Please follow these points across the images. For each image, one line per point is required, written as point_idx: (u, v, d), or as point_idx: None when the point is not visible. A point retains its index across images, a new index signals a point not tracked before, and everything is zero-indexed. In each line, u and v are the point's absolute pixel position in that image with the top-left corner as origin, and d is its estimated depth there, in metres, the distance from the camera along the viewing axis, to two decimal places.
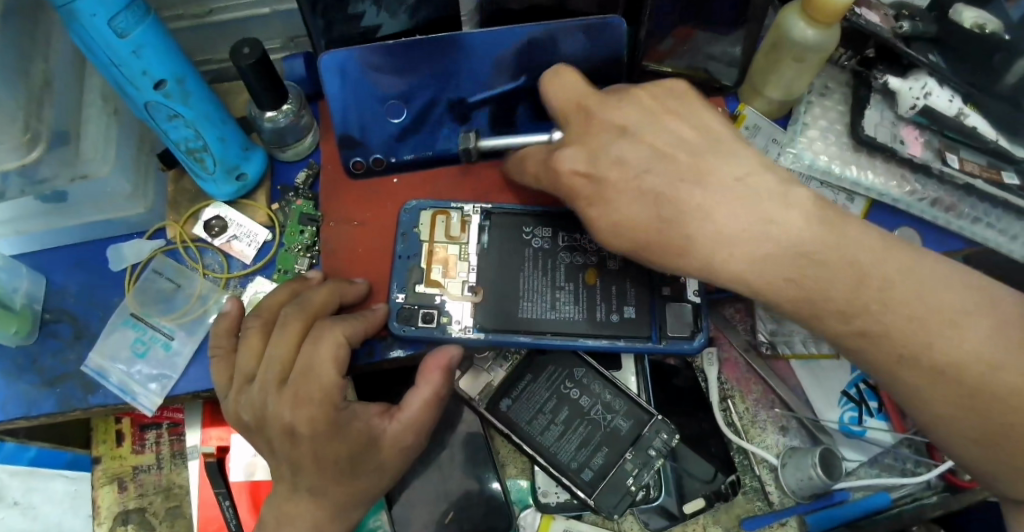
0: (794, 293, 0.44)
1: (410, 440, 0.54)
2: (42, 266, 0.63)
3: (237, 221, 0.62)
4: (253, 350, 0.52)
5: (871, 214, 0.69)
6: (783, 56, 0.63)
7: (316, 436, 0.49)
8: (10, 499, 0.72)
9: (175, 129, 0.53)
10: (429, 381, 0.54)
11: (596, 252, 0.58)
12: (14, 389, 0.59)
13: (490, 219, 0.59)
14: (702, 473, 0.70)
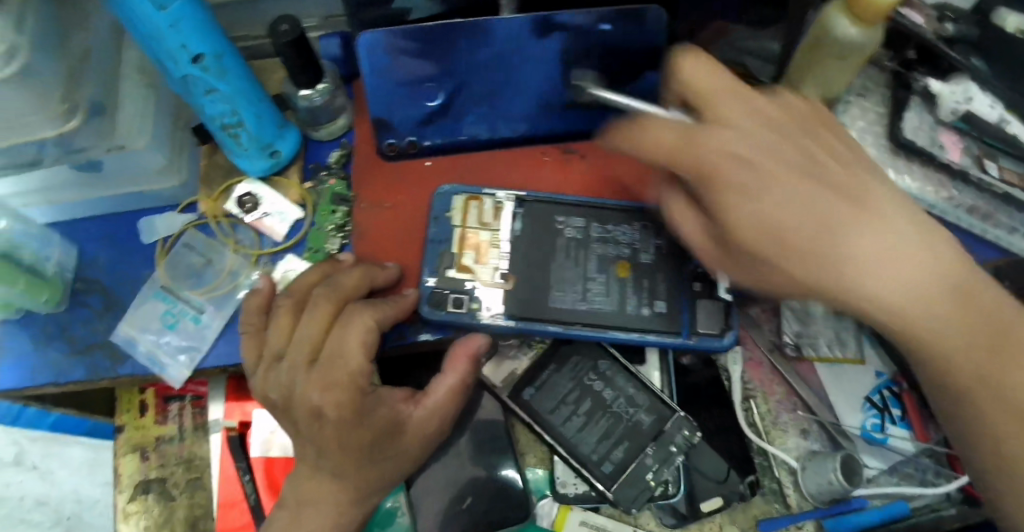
0: (932, 328, 0.42)
1: (434, 426, 0.54)
2: (74, 237, 0.63)
3: (268, 199, 0.61)
4: (283, 329, 0.52)
5: None
6: (824, 55, 0.61)
7: (342, 422, 0.49)
8: (28, 463, 0.71)
9: (211, 105, 0.53)
10: (456, 369, 0.54)
11: (629, 245, 0.58)
12: (44, 357, 0.59)
13: (523, 207, 0.59)
14: (714, 472, 0.70)
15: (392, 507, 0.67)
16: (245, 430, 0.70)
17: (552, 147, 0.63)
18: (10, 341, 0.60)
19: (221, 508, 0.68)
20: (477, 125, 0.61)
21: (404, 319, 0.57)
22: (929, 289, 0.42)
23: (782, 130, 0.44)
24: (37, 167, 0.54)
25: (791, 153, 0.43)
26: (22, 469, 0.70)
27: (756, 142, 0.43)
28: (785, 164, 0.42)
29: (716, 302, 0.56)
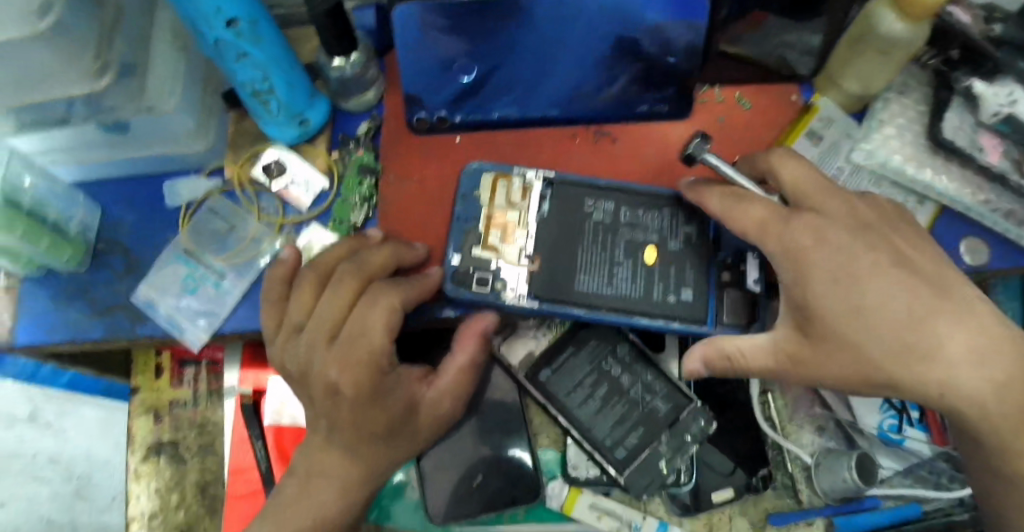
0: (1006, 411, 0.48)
1: (447, 407, 0.54)
2: (97, 197, 0.63)
3: (294, 167, 0.60)
4: (305, 301, 0.52)
5: (936, 225, 0.65)
6: (867, 49, 0.57)
7: (357, 400, 0.50)
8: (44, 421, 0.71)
9: (243, 70, 0.52)
10: (466, 349, 0.54)
11: (657, 231, 0.57)
12: (65, 316, 0.60)
13: (552, 188, 0.57)
14: (720, 465, 0.70)
15: (401, 483, 0.69)
16: (259, 398, 0.70)
17: (582, 128, 0.62)
18: (30, 299, 0.60)
19: (231, 474, 0.69)
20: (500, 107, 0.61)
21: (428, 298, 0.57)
22: (996, 340, 0.48)
23: (866, 222, 0.50)
24: (66, 125, 0.54)
25: (876, 243, 0.49)
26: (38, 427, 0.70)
27: (844, 237, 0.48)
28: (852, 236, 0.48)
29: (744, 293, 0.55)
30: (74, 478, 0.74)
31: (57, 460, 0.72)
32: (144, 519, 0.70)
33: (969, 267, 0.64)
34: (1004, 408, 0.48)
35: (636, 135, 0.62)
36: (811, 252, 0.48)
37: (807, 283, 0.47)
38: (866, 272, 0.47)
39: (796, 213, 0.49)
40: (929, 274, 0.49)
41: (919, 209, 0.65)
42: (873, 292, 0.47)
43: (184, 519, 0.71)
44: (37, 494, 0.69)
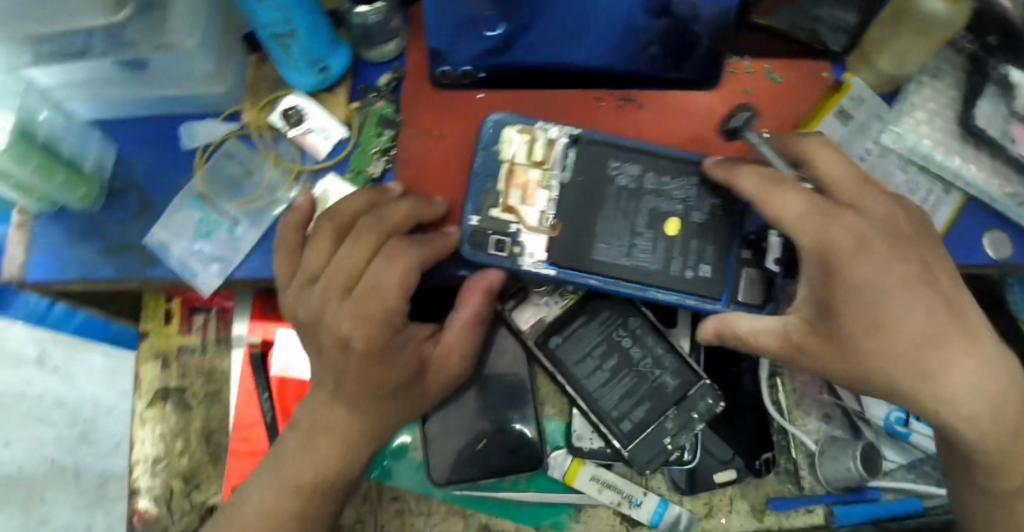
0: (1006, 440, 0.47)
1: (454, 368, 0.54)
2: (114, 136, 0.62)
3: (313, 115, 0.59)
4: (321, 253, 0.51)
5: (952, 232, 0.61)
6: (903, 29, 0.54)
7: (369, 354, 0.49)
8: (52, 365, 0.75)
9: (265, 12, 0.51)
10: (468, 303, 0.53)
11: (682, 200, 0.55)
12: (76, 254, 0.59)
13: (576, 145, 0.56)
14: (721, 453, 0.69)
15: (404, 447, 0.69)
16: (268, 350, 0.70)
17: (607, 92, 0.61)
18: (43, 235, 0.60)
19: (237, 429, 0.69)
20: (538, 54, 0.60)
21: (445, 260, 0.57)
22: (1000, 367, 0.47)
23: (894, 237, 0.48)
24: (84, 58, 0.53)
25: (907, 256, 0.47)
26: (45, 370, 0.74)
27: (884, 250, 0.47)
28: (888, 243, 0.47)
29: (762, 271, 0.55)
30: (80, 422, 0.77)
31: (64, 403, 0.75)
32: (148, 462, 0.70)
33: (992, 260, 0.61)
34: (1007, 427, 0.46)
35: (664, 103, 0.60)
36: (842, 260, 0.46)
37: (833, 288, 0.46)
38: (889, 287, 0.46)
39: (837, 212, 0.47)
40: (948, 291, 0.47)
41: (944, 201, 0.61)
42: (892, 306, 0.46)
43: (188, 464, 0.71)
44: (43, 436, 0.73)
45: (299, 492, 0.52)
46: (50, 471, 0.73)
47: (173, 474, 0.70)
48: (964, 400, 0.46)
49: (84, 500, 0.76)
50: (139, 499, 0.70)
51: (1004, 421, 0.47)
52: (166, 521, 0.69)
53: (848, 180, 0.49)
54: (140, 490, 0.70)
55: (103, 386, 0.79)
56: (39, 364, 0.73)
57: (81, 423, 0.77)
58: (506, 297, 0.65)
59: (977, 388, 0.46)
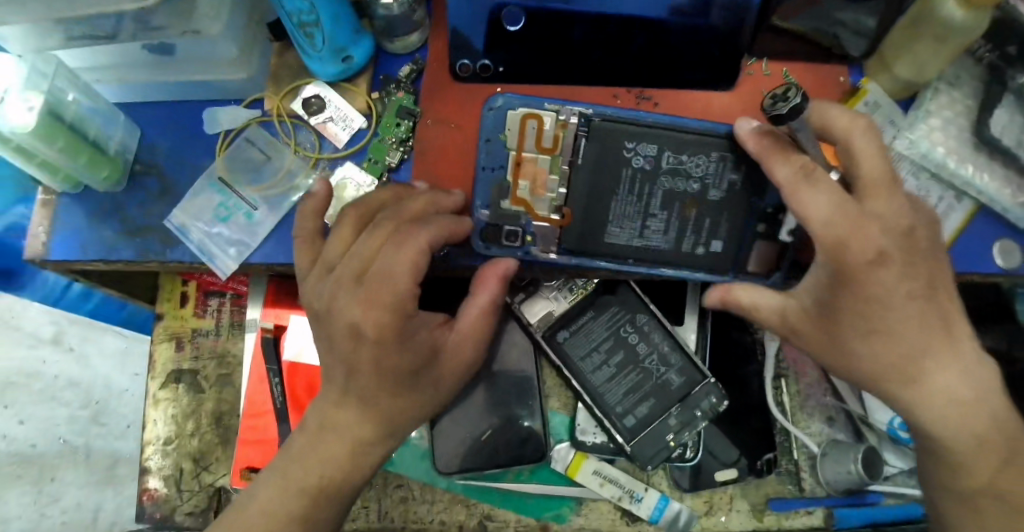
0: (996, 448, 0.47)
1: (467, 352, 0.55)
2: (138, 119, 0.63)
3: (335, 104, 0.61)
4: (343, 239, 0.52)
5: (957, 245, 0.61)
6: (921, 33, 0.55)
7: (383, 343, 0.50)
8: (67, 344, 0.82)
9: (292, 0, 0.52)
10: (486, 288, 0.54)
11: (700, 179, 0.55)
12: (98, 233, 0.61)
13: (589, 126, 0.54)
14: (726, 456, 0.69)
15: (416, 442, 0.69)
16: (281, 334, 0.71)
17: (624, 90, 0.62)
18: (66, 214, 0.61)
19: (246, 420, 0.70)
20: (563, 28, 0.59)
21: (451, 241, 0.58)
22: (987, 384, 0.48)
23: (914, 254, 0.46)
24: (113, 41, 0.55)
25: (916, 273, 0.46)
26: (60, 349, 0.81)
27: (897, 269, 0.45)
28: (906, 257, 0.46)
29: (773, 244, 0.56)
30: (93, 403, 0.84)
31: (78, 383, 0.83)
32: (159, 443, 0.72)
33: (999, 269, 0.61)
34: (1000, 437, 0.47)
35: (680, 102, 0.62)
36: (863, 269, 0.45)
37: (842, 294, 0.46)
38: (894, 302, 0.46)
39: (863, 222, 0.45)
40: (947, 308, 0.47)
41: (956, 207, 0.62)
42: (892, 317, 0.46)
43: (198, 446, 0.72)
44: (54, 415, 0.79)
45: (305, 494, 0.52)
46: (62, 449, 0.79)
47: (184, 454, 0.71)
48: (959, 403, 0.47)
49: (95, 478, 0.82)
50: (149, 479, 0.71)
51: (993, 427, 0.47)
52: (174, 502, 0.71)
53: (877, 180, 0.46)
54: (151, 470, 0.71)
55: (117, 368, 0.87)
56: (55, 343, 0.81)
57: (93, 404, 0.84)
58: (515, 290, 0.65)
59: (969, 393, 0.47)
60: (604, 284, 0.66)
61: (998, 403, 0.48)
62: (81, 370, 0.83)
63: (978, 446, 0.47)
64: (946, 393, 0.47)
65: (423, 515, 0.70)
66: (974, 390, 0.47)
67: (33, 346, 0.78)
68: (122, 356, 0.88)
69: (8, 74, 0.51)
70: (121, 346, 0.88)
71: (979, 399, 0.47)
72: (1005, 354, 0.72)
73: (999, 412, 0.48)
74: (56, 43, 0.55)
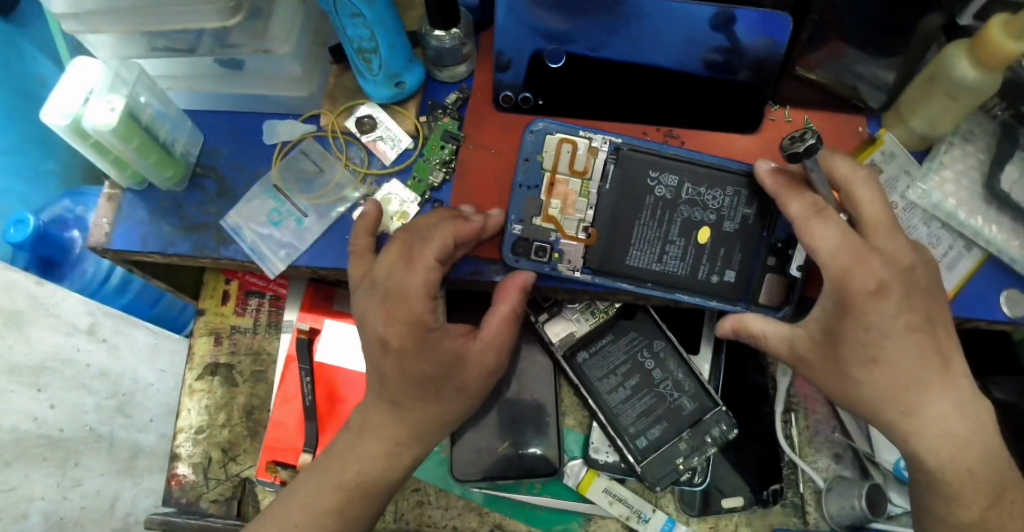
0: (984, 479, 0.50)
1: (491, 358, 0.57)
2: (202, 125, 0.68)
3: (385, 124, 0.66)
4: (392, 258, 0.55)
5: (959, 297, 0.64)
6: (936, 91, 0.59)
7: (403, 349, 0.54)
8: (100, 335, 0.69)
9: (353, 28, 0.57)
10: (507, 298, 0.57)
11: (716, 210, 0.59)
12: (158, 228, 0.65)
13: (617, 153, 0.60)
14: (735, 487, 0.72)
15: (439, 449, 0.72)
16: (314, 335, 0.76)
17: (654, 127, 0.66)
18: (129, 209, 0.66)
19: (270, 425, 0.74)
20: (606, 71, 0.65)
21: (480, 253, 0.62)
22: (981, 415, 0.51)
23: (916, 288, 0.50)
24: (190, 54, 0.61)
25: (915, 305, 0.50)
26: (94, 340, 0.68)
27: (898, 299, 0.49)
28: (905, 293, 0.49)
29: (783, 278, 0.59)
30: (119, 394, 0.70)
31: (108, 375, 0.69)
32: (191, 431, 0.77)
33: (1005, 317, 0.63)
34: (988, 468, 0.51)
35: (706, 141, 0.65)
36: (865, 300, 0.49)
37: (845, 321, 0.50)
38: (893, 331, 0.49)
39: (867, 255, 0.49)
40: (943, 342, 0.50)
41: (965, 255, 0.64)
42: (891, 346, 0.49)
43: (227, 437, 0.77)
44: (82, 402, 0.64)
45: (341, 488, 0.56)
46: (88, 436, 0.65)
47: (213, 442, 0.77)
48: (947, 436, 0.50)
49: (117, 469, 0.69)
50: (179, 465, 0.76)
51: (983, 459, 0.51)
52: (201, 488, 0.76)
53: (878, 220, 0.51)
54: (181, 456, 0.77)
55: (145, 363, 0.75)
56: (89, 334, 0.67)
57: (119, 396, 0.70)
58: (539, 310, 0.69)
59: (956, 427, 0.50)
60: (624, 309, 0.70)
61: (987, 436, 0.51)
62: (112, 363, 0.70)
63: (968, 476, 0.50)
64: (937, 423, 0.50)
65: (436, 520, 0.72)
66: (962, 425, 0.50)
67: (69, 334, 0.64)
68: (151, 352, 0.77)
69: (92, 80, 0.57)
70: (150, 341, 0.77)
71: (967, 433, 0.50)
72: (1014, 407, 0.73)
73: (990, 445, 0.51)
74: (137, 54, 0.61)
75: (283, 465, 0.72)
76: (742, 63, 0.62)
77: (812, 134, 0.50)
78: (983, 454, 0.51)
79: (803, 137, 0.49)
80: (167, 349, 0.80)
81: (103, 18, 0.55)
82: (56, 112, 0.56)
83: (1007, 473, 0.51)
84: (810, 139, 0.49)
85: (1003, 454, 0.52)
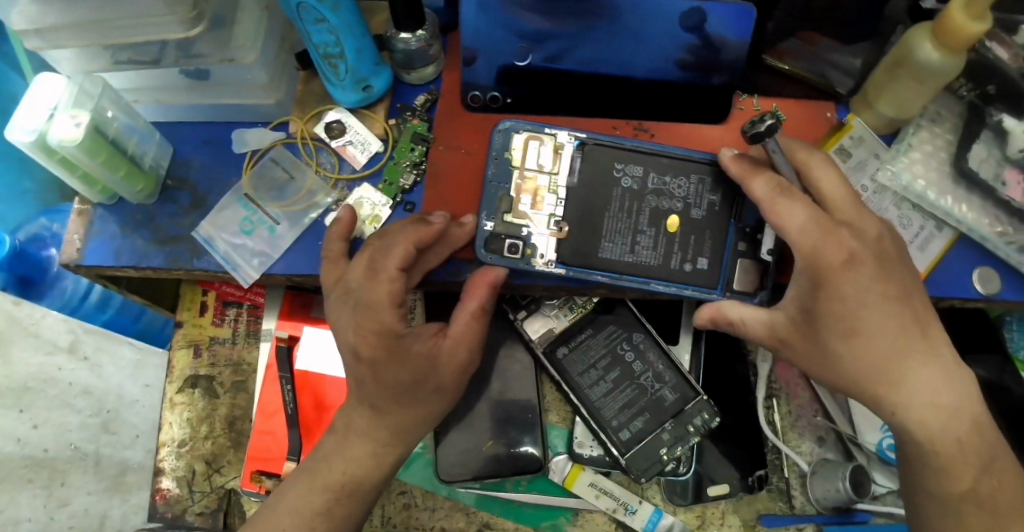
0: (962, 457, 0.51)
1: (463, 356, 0.57)
2: (172, 137, 0.68)
3: (354, 129, 0.66)
4: (363, 265, 0.55)
5: (932, 277, 0.64)
6: (900, 74, 0.60)
7: (376, 356, 0.54)
8: (82, 353, 0.68)
9: (318, 33, 0.57)
10: (475, 295, 0.57)
11: (683, 199, 0.60)
12: (130, 242, 0.65)
13: (583, 148, 0.60)
14: (721, 474, 0.72)
15: (421, 450, 0.73)
16: (294, 343, 0.76)
17: (623, 123, 0.66)
18: (100, 223, 0.66)
19: (256, 433, 0.74)
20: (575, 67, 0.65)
21: (459, 254, 0.62)
22: (958, 394, 0.51)
23: (886, 270, 0.50)
24: (156, 66, 0.60)
25: (890, 276, 0.50)
26: (75, 359, 0.67)
27: (867, 286, 0.49)
28: (875, 274, 0.50)
29: (756, 263, 0.60)
30: (104, 411, 0.70)
31: (91, 392, 0.68)
32: (174, 445, 0.77)
33: (979, 295, 0.64)
34: (966, 447, 0.51)
35: (675, 134, 0.65)
36: (835, 282, 0.49)
37: (817, 306, 0.50)
38: (864, 315, 0.50)
39: (834, 231, 0.50)
40: (919, 310, 0.51)
41: (936, 235, 0.65)
42: (868, 320, 0.50)
43: (210, 449, 0.77)
44: (66, 421, 0.64)
45: (328, 491, 0.56)
46: (73, 456, 0.64)
47: (196, 456, 0.77)
48: (925, 416, 0.51)
49: (105, 487, 0.68)
50: (162, 479, 0.76)
51: (962, 437, 0.51)
52: (187, 501, 0.76)
53: (842, 200, 0.53)
54: (164, 470, 0.77)
55: (130, 378, 0.75)
56: (70, 353, 0.66)
57: (103, 413, 0.70)
58: (518, 308, 0.69)
59: (934, 407, 0.51)
60: (603, 303, 0.70)
61: (966, 415, 0.51)
62: (96, 380, 0.69)
63: (958, 448, 0.51)
64: (913, 405, 0.51)
65: (424, 523, 0.72)
66: (949, 396, 0.51)
67: (49, 353, 0.64)
68: (134, 368, 0.76)
69: (56, 95, 0.56)
70: (133, 357, 0.76)
71: (953, 404, 0.51)
72: (997, 383, 0.74)
73: (978, 414, 0.51)
74: (102, 67, 0.60)
75: (268, 474, 0.72)
76: (710, 57, 0.63)
77: (771, 116, 0.51)
78: (969, 424, 0.51)
79: (763, 118, 0.50)
80: (151, 364, 0.78)
81: (65, 32, 0.55)
82: (21, 128, 0.56)
83: (987, 452, 0.51)
84: (769, 120, 0.50)
85: (990, 424, 0.52)
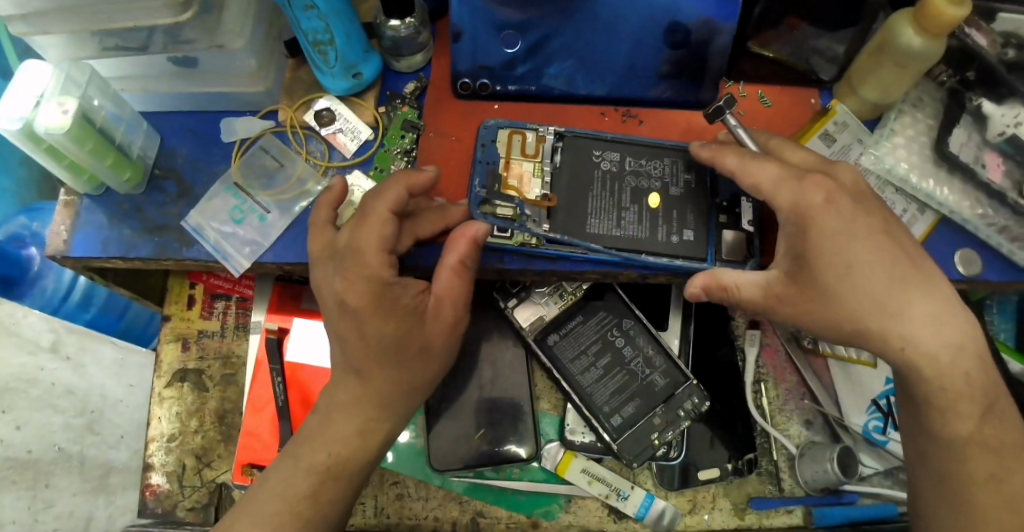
0: (951, 433, 0.51)
1: (450, 315, 0.56)
2: (160, 128, 0.68)
3: (344, 116, 0.66)
4: (352, 223, 0.55)
5: (929, 242, 0.66)
6: (884, 58, 0.61)
7: (362, 306, 0.53)
8: (65, 353, 0.69)
9: (308, 20, 0.57)
10: (455, 249, 0.54)
11: (659, 179, 0.62)
12: (118, 232, 0.64)
13: (562, 140, 0.63)
14: (712, 459, 0.73)
15: (415, 441, 0.73)
16: (284, 335, 0.75)
17: (612, 108, 0.67)
18: (87, 214, 0.65)
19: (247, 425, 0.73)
20: (558, 57, 0.65)
21: (436, 240, 0.61)
22: (952, 378, 0.50)
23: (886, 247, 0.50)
24: (143, 53, 0.60)
25: (881, 248, 0.50)
26: (59, 358, 0.68)
27: (863, 263, 0.49)
28: (869, 250, 0.49)
29: (740, 233, 0.60)
30: (88, 412, 0.70)
31: (74, 392, 0.69)
32: (163, 439, 0.76)
33: (962, 276, 0.65)
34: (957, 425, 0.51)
35: (663, 120, 0.67)
36: (823, 249, 0.50)
37: (807, 285, 0.51)
38: (855, 291, 0.49)
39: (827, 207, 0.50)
40: (911, 250, 0.51)
41: (919, 218, 0.66)
42: (860, 251, 0.49)
43: (200, 443, 0.76)
44: (51, 421, 0.64)
45: (314, 472, 0.54)
46: (58, 456, 0.64)
47: (186, 451, 0.76)
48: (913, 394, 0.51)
49: (90, 487, 0.68)
50: (152, 475, 0.75)
51: (954, 415, 0.51)
52: (176, 496, 0.74)
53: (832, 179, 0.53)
54: (153, 466, 0.75)
55: (113, 377, 0.75)
56: (53, 352, 0.67)
57: (88, 413, 0.70)
58: (508, 296, 0.70)
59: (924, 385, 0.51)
60: (592, 290, 0.71)
61: (964, 390, 0.50)
62: (80, 379, 0.70)
63: (945, 424, 0.51)
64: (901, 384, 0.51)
65: (417, 512, 0.72)
66: (943, 374, 0.50)
67: (32, 352, 0.64)
68: (118, 367, 0.76)
69: (42, 85, 0.56)
70: (116, 356, 0.76)
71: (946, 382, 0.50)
72: None
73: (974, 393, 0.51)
74: (89, 53, 0.60)
75: (259, 466, 0.72)
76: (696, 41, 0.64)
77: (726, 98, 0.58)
78: (965, 406, 0.51)
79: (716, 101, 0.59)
80: (135, 362, 0.79)
81: (49, 17, 0.54)
82: (4, 117, 0.54)
83: (980, 432, 0.51)
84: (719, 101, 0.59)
85: (988, 403, 0.51)
